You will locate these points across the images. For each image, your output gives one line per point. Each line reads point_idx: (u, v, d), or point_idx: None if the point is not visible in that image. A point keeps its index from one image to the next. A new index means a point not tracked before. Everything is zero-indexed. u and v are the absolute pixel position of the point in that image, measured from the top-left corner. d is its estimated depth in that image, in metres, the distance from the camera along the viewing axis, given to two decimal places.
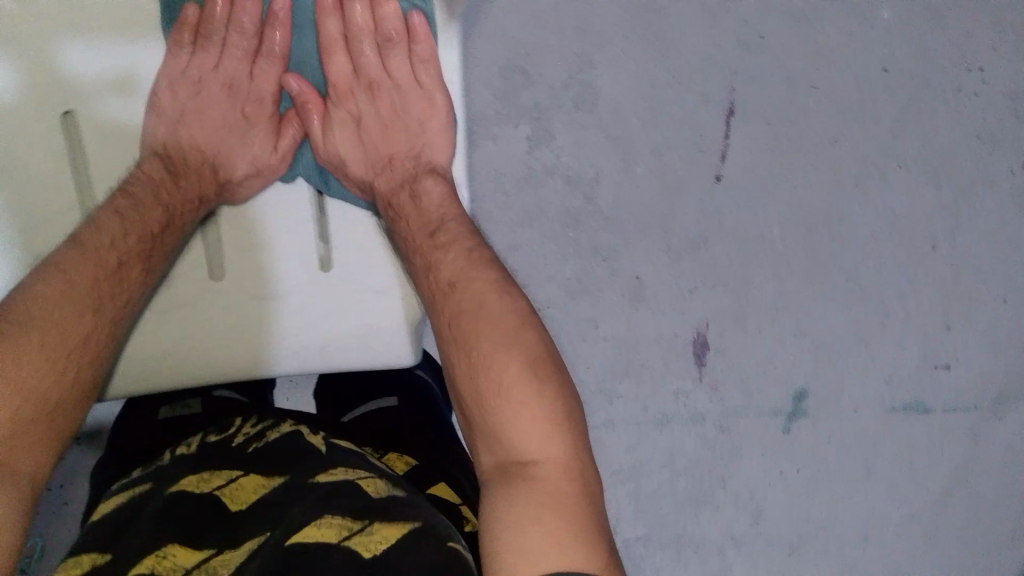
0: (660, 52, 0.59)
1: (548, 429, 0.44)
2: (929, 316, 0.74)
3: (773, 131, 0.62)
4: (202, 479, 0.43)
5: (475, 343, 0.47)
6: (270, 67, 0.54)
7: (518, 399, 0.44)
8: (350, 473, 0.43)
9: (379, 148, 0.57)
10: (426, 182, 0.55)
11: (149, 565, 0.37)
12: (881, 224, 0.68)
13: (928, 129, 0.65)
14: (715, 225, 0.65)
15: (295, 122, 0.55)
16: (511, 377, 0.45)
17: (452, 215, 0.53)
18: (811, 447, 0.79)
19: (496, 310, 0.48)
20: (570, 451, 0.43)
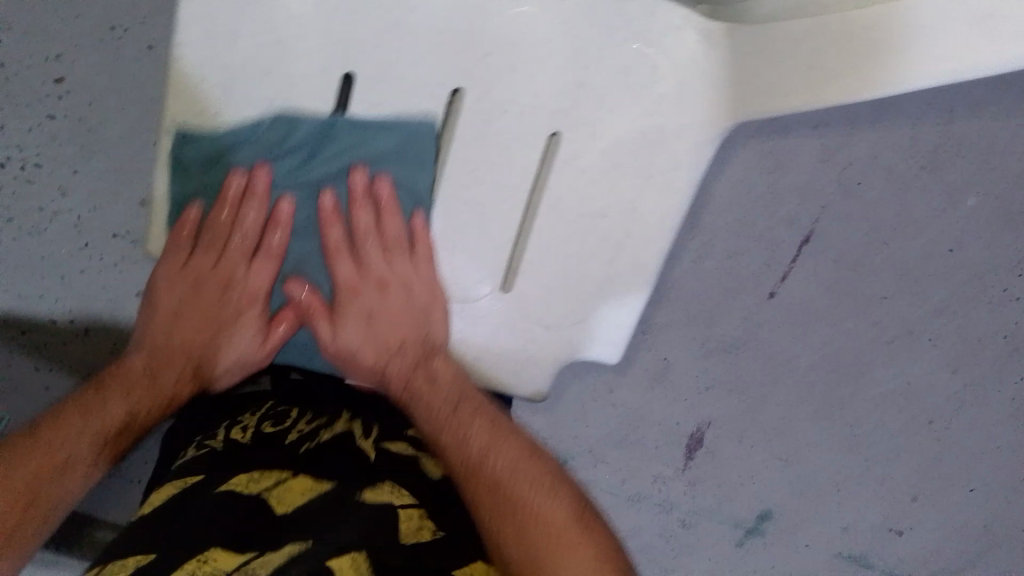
0: (767, 166, 0.63)
1: (575, 532, 0.50)
2: (901, 483, 0.78)
3: (835, 270, 0.65)
4: (252, 478, 0.48)
5: (457, 461, 0.56)
6: (255, 205, 0.61)
7: (537, 530, 0.50)
8: (393, 495, 0.48)
9: (385, 324, 0.64)
10: (439, 358, 0.62)
11: (191, 568, 0.40)
12: (893, 387, 0.72)
13: (967, 317, 0.68)
14: (753, 337, 0.68)
15: (276, 245, 0.63)
16: (505, 485, 0.53)
17: (462, 390, 0.60)
18: (756, 567, 0.81)
19: (462, 432, 0.57)
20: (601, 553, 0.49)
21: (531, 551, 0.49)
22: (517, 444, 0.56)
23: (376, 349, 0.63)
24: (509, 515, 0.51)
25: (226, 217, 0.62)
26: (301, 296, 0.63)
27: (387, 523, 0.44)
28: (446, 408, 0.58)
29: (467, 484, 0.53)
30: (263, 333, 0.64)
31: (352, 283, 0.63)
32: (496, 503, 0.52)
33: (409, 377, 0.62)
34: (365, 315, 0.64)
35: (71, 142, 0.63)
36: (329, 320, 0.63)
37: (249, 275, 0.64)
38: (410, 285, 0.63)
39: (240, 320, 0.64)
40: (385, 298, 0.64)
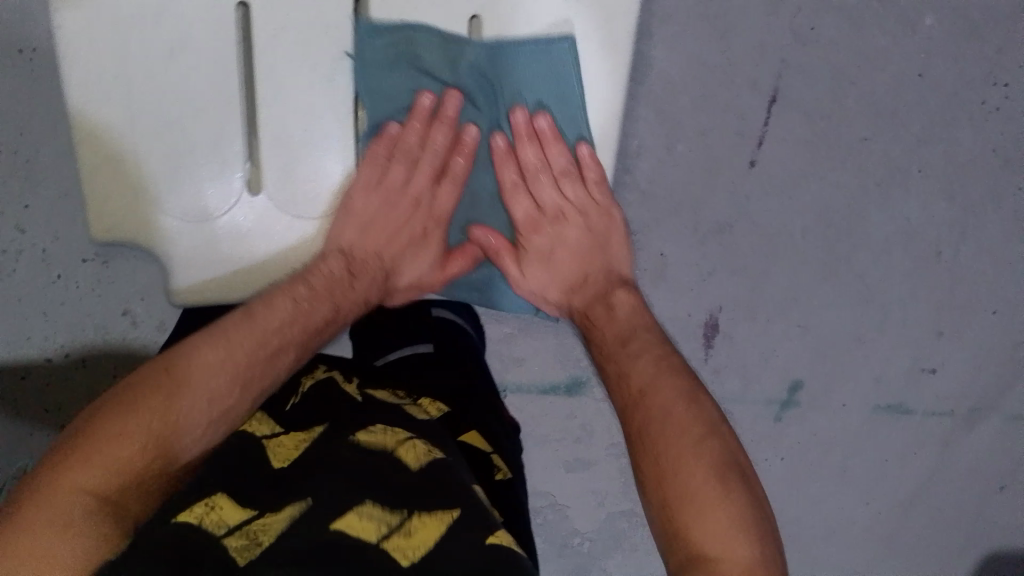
0: (716, 31, 0.58)
1: (696, 453, 0.52)
2: (923, 323, 0.77)
3: (809, 124, 0.63)
4: (250, 421, 0.54)
5: (669, 451, 0.52)
6: (441, 129, 0.61)
7: (687, 466, 0.51)
8: (387, 432, 0.51)
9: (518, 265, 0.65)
10: (536, 269, 0.66)
11: (200, 512, 0.45)
12: (894, 228, 0.71)
13: (951, 139, 0.67)
14: (743, 213, 0.66)
15: (455, 170, 0.63)
16: (697, 482, 0.50)
17: (635, 325, 0.61)
18: (797, 437, 0.82)
19: (682, 414, 0.54)
20: (712, 467, 0.51)
21: (665, 488, 0.51)
22: (694, 400, 0.55)
23: (558, 280, 0.66)
24: (693, 512, 0.50)
25: (403, 167, 0.62)
26: (488, 240, 0.65)
27: (388, 479, 0.48)
28: (653, 394, 0.55)
29: (646, 456, 0.53)
30: (442, 260, 0.66)
31: (529, 222, 0.65)
32: (687, 497, 0.50)
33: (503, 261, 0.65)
34: (363, 223, 0.63)
35: (14, 176, 0.59)
36: (464, 261, 0.66)
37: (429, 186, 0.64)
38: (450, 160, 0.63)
39: (427, 236, 0.66)
40: (542, 230, 0.65)
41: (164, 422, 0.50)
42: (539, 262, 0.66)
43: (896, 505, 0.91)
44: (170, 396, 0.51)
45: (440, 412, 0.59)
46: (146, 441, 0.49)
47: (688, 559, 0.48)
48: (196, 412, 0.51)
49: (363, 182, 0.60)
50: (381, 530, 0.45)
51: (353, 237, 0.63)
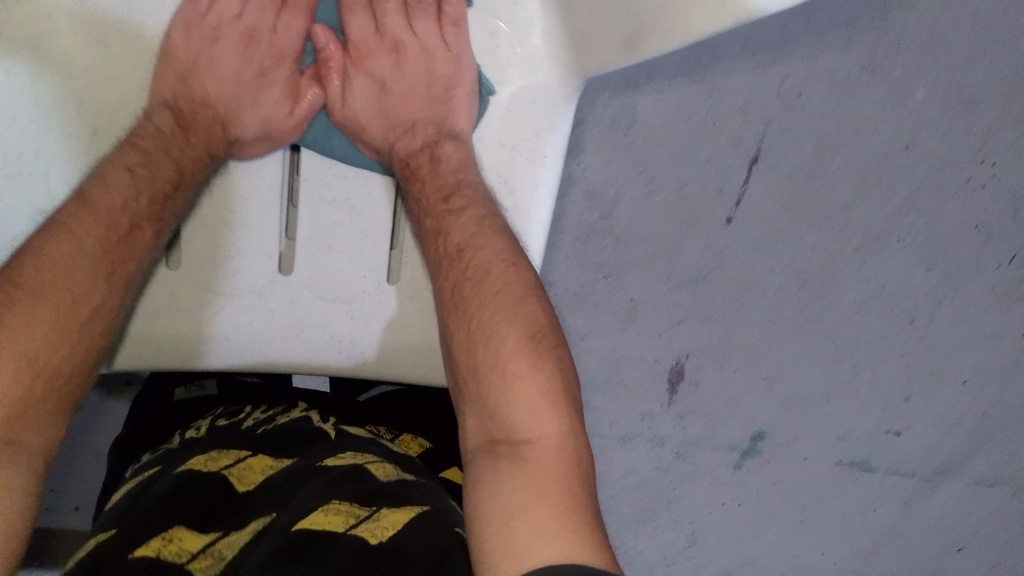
0: (703, 89, 0.60)
1: (548, 412, 0.48)
2: (892, 385, 0.77)
3: (790, 186, 0.64)
4: (209, 458, 0.48)
5: (481, 312, 0.52)
6: None
7: (516, 372, 0.49)
8: (356, 457, 0.49)
9: (400, 113, 0.60)
10: (445, 147, 0.58)
11: (157, 546, 0.39)
12: (869, 292, 0.71)
13: (934, 212, 0.67)
14: (718, 264, 0.67)
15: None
16: (512, 351, 0.49)
17: (468, 198, 0.56)
18: (758, 485, 0.82)
19: (523, 313, 0.51)
20: (557, 411, 0.48)
21: (500, 406, 0.48)
22: (518, 318, 0.51)
23: (381, 119, 0.59)
24: (502, 384, 0.49)
25: (235, 2, 0.58)
26: (325, 43, 0.58)
27: (358, 480, 0.45)
28: (476, 245, 0.54)
29: (466, 345, 0.51)
30: (291, 98, 0.58)
31: (365, 37, 0.58)
32: (490, 368, 0.49)
33: (412, 159, 0.58)
34: (204, 57, 0.56)
35: None
36: (343, 77, 0.59)
37: (271, 32, 0.58)
38: (274, 39, 0.57)
39: (268, 75, 0.58)
40: (399, 62, 0.60)
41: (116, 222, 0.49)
42: (365, 77, 0.59)
43: (855, 561, 0.90)
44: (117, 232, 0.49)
45: (421, 449, 0.61)
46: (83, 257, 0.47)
47: (494, 443, 0.47)
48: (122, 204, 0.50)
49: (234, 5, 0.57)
50: (348, 520, 0.42)
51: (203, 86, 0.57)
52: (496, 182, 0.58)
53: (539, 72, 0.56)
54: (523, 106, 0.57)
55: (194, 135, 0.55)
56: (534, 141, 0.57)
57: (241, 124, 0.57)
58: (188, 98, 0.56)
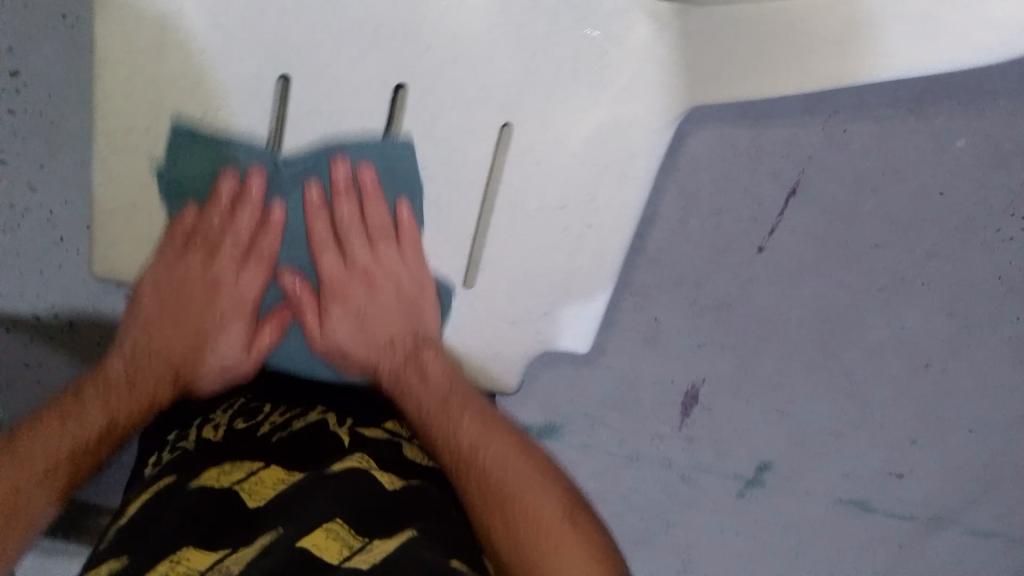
0: (749, 119, 0.59)
1: (580, 552, 0.51)
2: (900, 428, 0.78)
3: (824, 222, 0.64)
4: (223, 472, 0.51)
5: (497, 484, 0.54)
6: (244, 211, 0.59)
7: (563, 556, 0.51)
8: (361, 462, 0.53)
9: (375, 331, 0.64)
10: (428, 356, 0.61)
11: (165, 568, 0.44)
12: (888, 334, 0.71)
13: (960, 259, 0.67)
14: (744, 293, 0.67)
15: (264, 248, 0.61)
16: (534, 500, 0.53)
17: (461, 393, 0.59)
18: (758, 515, 0.82)
19: (548, 496, 0.54)
20: (592, 552, 0.51)
21: (539, 572, 0.50)
22: (547, 498, 0.54)
23: (361, 336, 0.64)
24: (538, 555, 0.51)
25: (217, 223, 0.60)
26: (291, 285, 0.62)
27: (362, 487, 0.49)
28: (488, 442, 0.57)
29: (490, 512, 0.53)
30: (252, 334, 0.63)
31: (336, 278, 0.62)
32: (521, 522, 0.52)
33: (400, 372, 0.63)
34: (164, 299, 0.62)
35: (36, 137, 0.59)
36: (317, 310, 0.63)
37: (232, 282, 0.62)
38: (238, 294, 0.62)
39: (240, 309, 0.63)
40: (370, 292, 0.63)
41: (139, 408, 0.60)
42: (343, 308, 0.63)
43: None
44: (102, 437, 0.57)
45: (441, 448, 0.60)
46: (59, 454, 0.54)
47: None
48: (142, 395, 0.60)
49: (195, 262, 0.62)
50: (343, 551, 0.44)
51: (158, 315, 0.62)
52: (554, 258, 0.59)
53: (637, 105, 0.54)
54: (598, 147, 0.55)
55: (156, 364, 0.62)
56: (582, 199, 0.57)
57: (233, 326, 0.63)
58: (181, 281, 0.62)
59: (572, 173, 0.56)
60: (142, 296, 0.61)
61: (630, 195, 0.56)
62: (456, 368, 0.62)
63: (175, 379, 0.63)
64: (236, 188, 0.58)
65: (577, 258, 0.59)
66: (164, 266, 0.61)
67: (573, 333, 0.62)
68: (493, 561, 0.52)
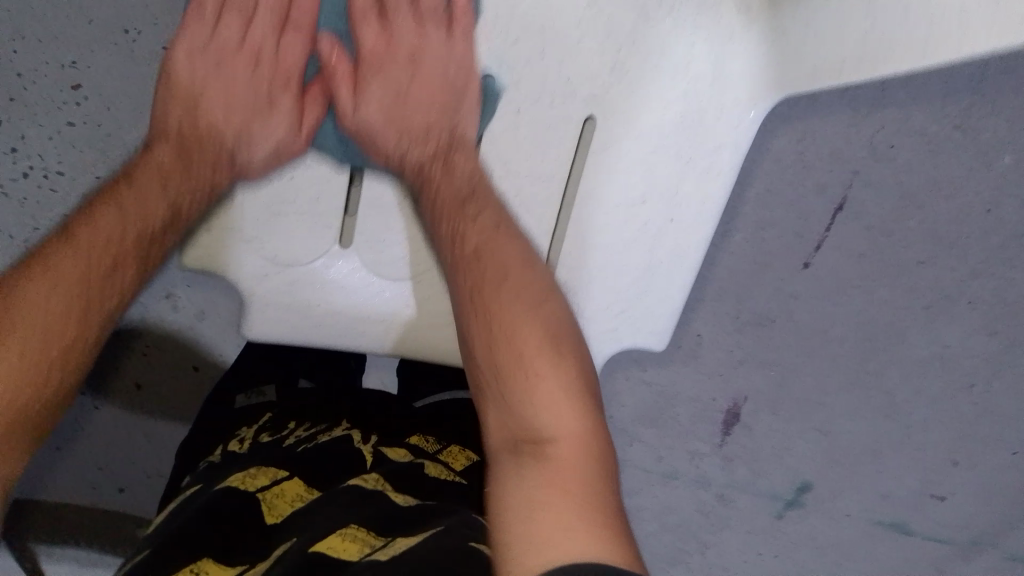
0: (796, 133, 0.59)
1: (569, 408, 0.45)
2: (940, 448, 0.77)
3: (869, 238, 0.64)
4: (248, 475, 0.47)
5: (498, 305, 0.49)
6: (293, 28, 0.55)
7: (545, 378, 0.46)
8: (380, 481, 0.47)
9: (415, 114, 0.58)
10: (460, 151, 0.56)
11: None
12: (931, 352, 0.70)
13: (1005, 278, 0.67)
14: (787, 309, 0.66)
15: (301, 15, 0.55)
16: (539, 367, 0.46)
17: (488, 190, 0.55)
18: (794, 537, 0.81)
19: (552, 313, 0.50)
20: (581, 420, 0.45)
21: (517, 424, 0.45)
22: (541, 323, 0.49)
23: (397, 125, 0.57)
24: (526, 390, 0.46)
25: (237, 23, 0.55)
26: (329, 57, 0.56)
27: (378, 506, 0.44)
28: (494, 247, 0.52)
29: (475, 318, 0.50)
30: (300, 110, 0.57)
31: (376, 50, 0.56)
32: (512, 355, 0.47)
33: (427, 166, 0.56)
34: (198, 96, 0.55)
35: (91, 150, 0.58)
36: (352, 87, 0.56)
37: (275, 41, 0.55)
38: (272, 68, 0.56)
39: (274, 101, 0.56)
40: (415, 64, 0.57)
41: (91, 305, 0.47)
42: (381, 82, 0.57)
43: None
44: (83, 307, 0.46)
45: (469, 462, 0.56)
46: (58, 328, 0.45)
47: (514, 445, 0.44)
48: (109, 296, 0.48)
49: (226, 76, 0.56)
50: (363, 550, 0.39)
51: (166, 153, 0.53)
52: (633, 256, 0.59)
53: (732, 86, 0.55)
54: (692, 137, 0.56)
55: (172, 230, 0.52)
56: (664, 193, 0.57)
57: (246, 158, 0.55)
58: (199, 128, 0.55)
59: (661, 165, 0.57)
60: (133, 175, 0.52)
61: (715, 184, 0.57)
62: (489, 178, 0.56)
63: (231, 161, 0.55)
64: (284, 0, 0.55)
65: (658, 253, 0.59)
66: (173, 150, 0.54)
67: (650, 330, 0.62)
68: (495, 379, 0.47)
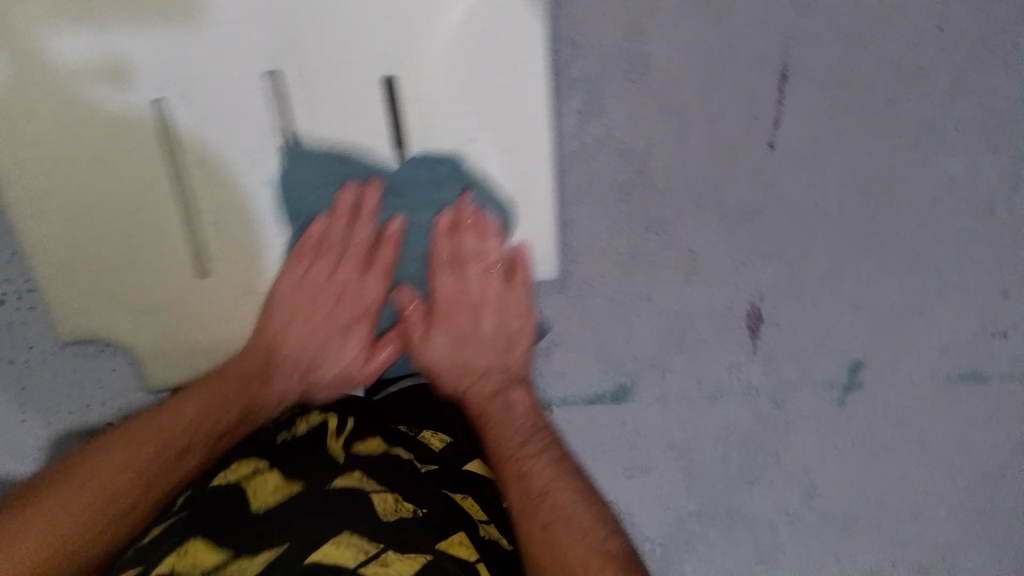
0: (711, 16, 0.57)
1: (581, 536, 0.55)
2: (986, 284, 0.72)
3: (827, 95, 0.61)
4: (230, 470, 0.58)
5: (537, 486, 0.57)
6: (338, 221, 0.61)
7: (585, 539, 0.54)
8: (365, 483, 0.56)
9: (474, 356, 0.64)
10: (516, 397, 0.63)
11: None
12: (937, 190, 0.67)
13: (987, 89, 0.63)
14: (771, 194, 0.64)
15: (352, 259, 0.62)
16: (560, 507, 0.56)
17: (541, 442, 0.60)
18: (866, 418, 0.78)
19: (558, 474, 0.58)
20: (606, 552, 0.54)
21: (551, 548, 0.54)
22: (563, 484, 0.58)
23: (452, 361, 0.64)
24: (563, 530, 0.55)
25: (325, 267, 0.62)
26: (405, 304, 0.64)
27: (347, 572, 0.48)
28: (505, 430, 0.61)
29: (514, 476, 0.59)
30: (368, 350, 0.65)
31: (443, 298, 0.63)
32: (546, 513, 0.56)
33: (487, 408, 0.63)
34: (291, 316, 0.63)
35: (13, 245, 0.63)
36: (422, 333, 0.64)
37: (357, 287, 0.63)
38: (355, 300, 0.64)
39: (347, 330, 0.65)
40: (453, 314, 0.64)
41: (138, 484, 0.56)
42: (444, 330, 0.64)
43: (989, 478, 0.84)
44: (147, 477, 0.57)
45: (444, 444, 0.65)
46: (111, 496, 0.55)
47: None
48: (163, 432, 0.58)
49: (301, 268, 0.62)
50: None
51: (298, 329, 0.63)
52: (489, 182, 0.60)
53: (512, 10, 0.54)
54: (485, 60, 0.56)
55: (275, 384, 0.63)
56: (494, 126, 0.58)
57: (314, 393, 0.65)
58: (257, 339, 0.62)
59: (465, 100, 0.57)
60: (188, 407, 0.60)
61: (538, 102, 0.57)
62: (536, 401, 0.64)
63: (301, 398, 0.65)
64: (331, 224, 0.61)
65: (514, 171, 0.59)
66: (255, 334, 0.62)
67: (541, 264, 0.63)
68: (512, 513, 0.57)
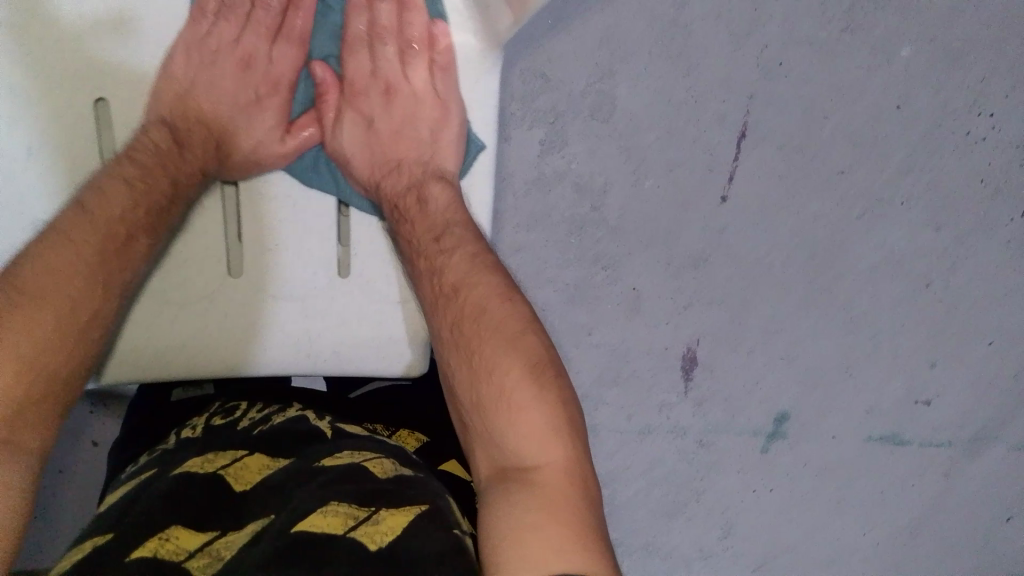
0: (680, 68, 0.59)
1: (553, 439, 0.45)
2: (914, 353, 0.75)
3: (783, 157, 0.63)
4: (206, 460, 0.47)
5: (481, 342, 0.49)
6: None
7: (523, 412, 0.45)
8: (355, 456, 0.47)
9: (387, 149, 0.57)
10: (433, 188, 0.55)
11: (153, 547, 0.40)
12: (878, 259, 0.69)
13: (935, 169, 0.66)
14: (718, 244, 0.66)
15: (262, 11, 0.54)
16: (520, 400, 0.46)
17: (462, 218, 0.54)
18: (788, 468, 0.80)
19: (507, 319, 0.50)
20: (566, 440, 0.45)
21: (501, 417, 0.46)
22: (518, 350, 0.48)
23: (372, 160, 0.56)
24: (507, 416, 0.46)
25: (231, 25, 0.53)
26: (323, 78, 0.55)
27: (358, 479, 0.44)
28: (477, 290, 0.51)
29: (456, 349, 0.49)
30: (283, 126, 0.55)
31: (360, 75, 0.56)
32: (497, 400, 0.46)
33: (401, 199, 0.54)
34: (200, 93, 0.53)
35: None
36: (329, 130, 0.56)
37: (267, 73, 0.55)
38: (267, 103, 0.55)
39: (262, 101, 0.55)
40: (388, 116, 0.57)
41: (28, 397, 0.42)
42: (354, 120, 0.56)
43: (898, 539, 0.86)
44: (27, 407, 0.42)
45: (419, 443, 0.59)
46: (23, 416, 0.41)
47: (501, 475, 0.44)
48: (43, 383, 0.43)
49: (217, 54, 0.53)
50: (347, 524, 0.40)
51: (209, 101, 0.54)
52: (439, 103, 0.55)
53: None
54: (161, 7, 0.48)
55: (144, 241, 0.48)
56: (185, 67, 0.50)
57: (232, 146, 0.53)
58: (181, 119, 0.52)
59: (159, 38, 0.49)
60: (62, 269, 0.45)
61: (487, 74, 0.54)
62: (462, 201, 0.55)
63: (217, 163, 0.52)
64: None
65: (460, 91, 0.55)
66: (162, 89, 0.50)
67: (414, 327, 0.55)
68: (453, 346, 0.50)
